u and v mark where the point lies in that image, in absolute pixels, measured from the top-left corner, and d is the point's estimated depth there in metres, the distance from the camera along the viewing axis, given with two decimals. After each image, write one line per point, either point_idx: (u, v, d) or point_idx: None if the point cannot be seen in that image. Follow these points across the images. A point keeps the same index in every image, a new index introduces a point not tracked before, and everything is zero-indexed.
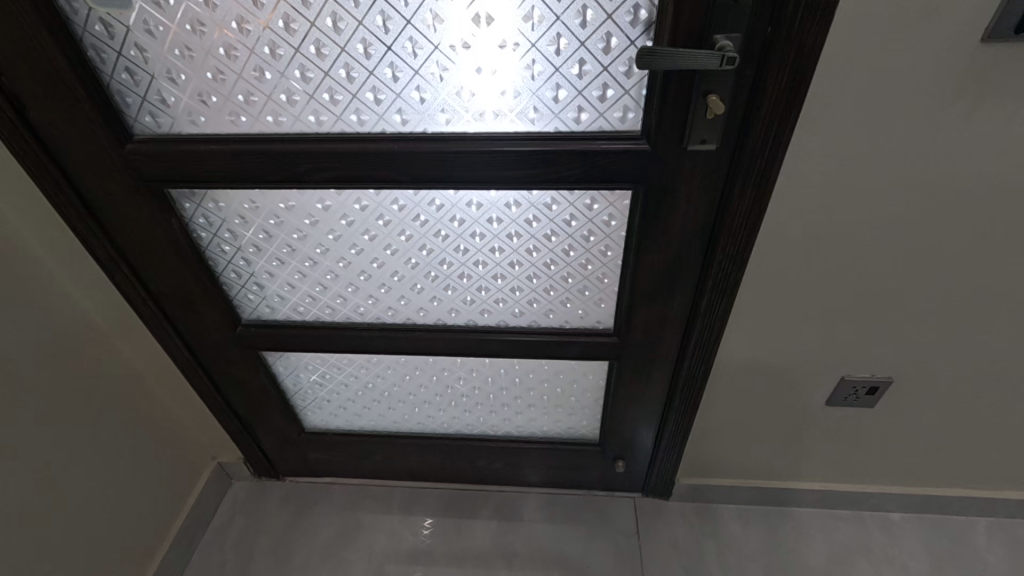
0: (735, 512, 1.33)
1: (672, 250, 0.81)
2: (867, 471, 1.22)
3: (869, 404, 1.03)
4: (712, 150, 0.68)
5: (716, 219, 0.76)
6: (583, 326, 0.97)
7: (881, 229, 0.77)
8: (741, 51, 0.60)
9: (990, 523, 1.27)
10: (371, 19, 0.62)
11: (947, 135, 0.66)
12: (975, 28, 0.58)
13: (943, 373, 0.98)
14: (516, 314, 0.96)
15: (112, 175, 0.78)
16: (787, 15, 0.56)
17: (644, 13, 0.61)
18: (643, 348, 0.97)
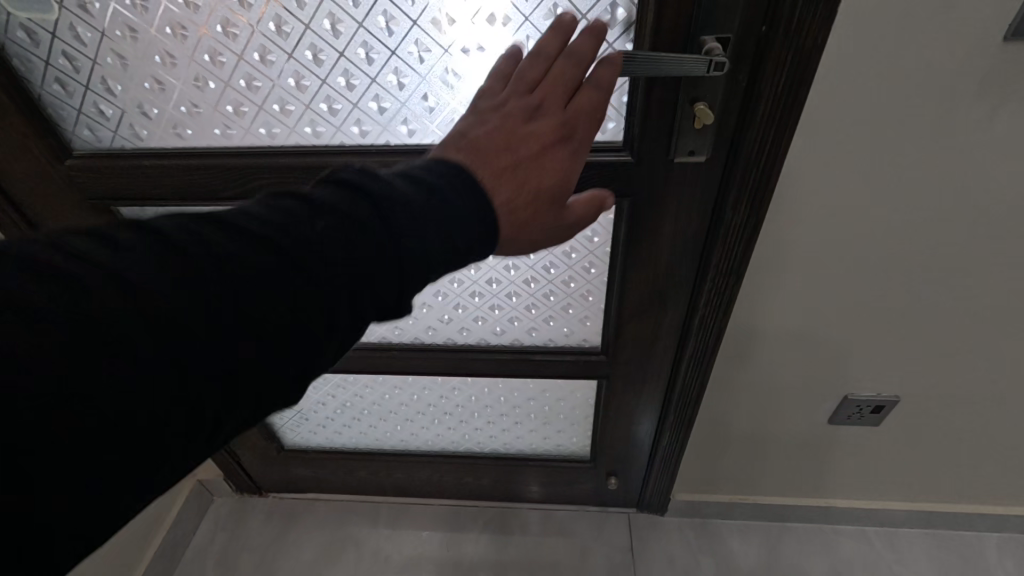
0: (735, 527, 1.27)
1: (661, 268, 0.75)
2: (873, 487, 1.17)
3: (874, 422, 0.98)
4: (702, 161, 0.62)
5: (707, 236, 0.70)
6: (567, 344, 0.91)
7: (888, 240, 0.71)
8: (733, 53, 0.54)
9: (1001, 538, 1.21)
10: (319, 22, 0.56)
11: (961, 142, 0.60)
12: (998, 25, 0.51)
13: (954, 389, 0.92)
14: (497, 332, 0.91)
15: (53, 194, 0.71)
16: (784, 10, 0.49)
17: (621, 12, 0.55)
18: (633, 368, 0.91)
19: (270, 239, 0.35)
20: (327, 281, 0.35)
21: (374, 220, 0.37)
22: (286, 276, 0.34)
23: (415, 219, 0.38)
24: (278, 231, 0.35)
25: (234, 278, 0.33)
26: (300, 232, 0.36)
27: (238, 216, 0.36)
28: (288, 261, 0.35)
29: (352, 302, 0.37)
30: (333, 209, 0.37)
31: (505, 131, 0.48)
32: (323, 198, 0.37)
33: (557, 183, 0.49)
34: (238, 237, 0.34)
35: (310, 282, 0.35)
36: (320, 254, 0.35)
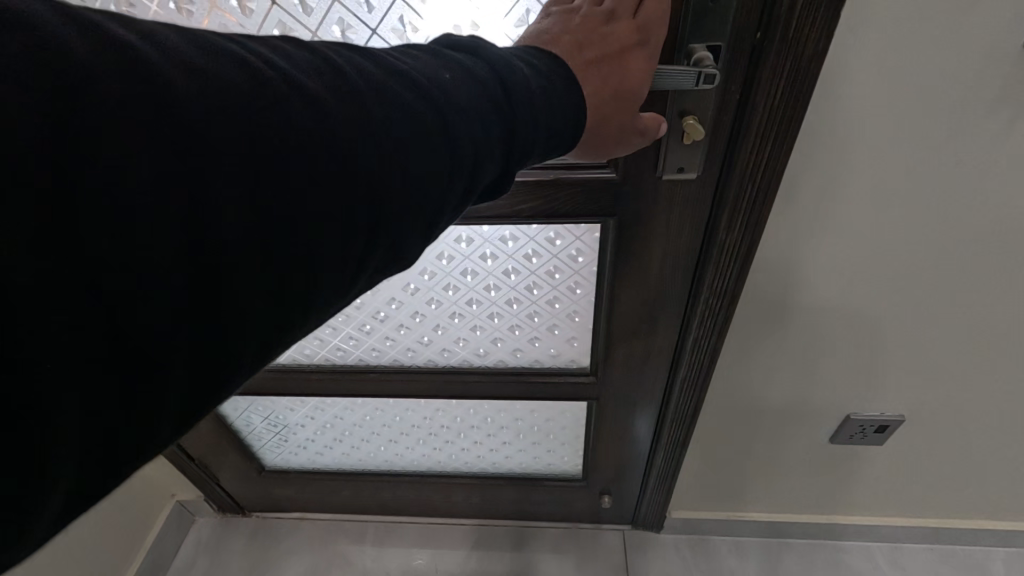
0: (733, 544, 1.23)
1: (651, 289, 0.70)
2: (876, 502, 1.13)
3: (879, 441, 0.95)
4: (693, 178, 0.57)
5: (701, 255, 0.65)
6: (554, 365, 0.86)
7: (891, 253, 0.67)
8: (726, 63, 0.49)
9: (1009, 553, 1.18)
10: (268, 32, 0.53)
11: (967, 151, 0.57)
12: (1006, 29, 0.48)
13: (958, 401, 0.89)
14: (480, 353, 0.86)
15: None
16: (778, 17, 0.45)
17: None
18: (625, 389, 0.86)
19: (368, 109, 0.30)
20: (417, 176, 0.32)
21: (468, 118, 0.34)
22: (380, 161, 0.30)
23: (511, 123, 0.37)
24: (377, 103, 0.31)
25: (330, 145, 0.28)
26: (394, 108, 0.31)
27: (324, 66, 0.30)
28: (383, 143, 0.30)
29: (430, 207, 0.34)
30: (428, 91, 0.33)
31: (583, 32, 0.46)
32: (415, 77, 0.34)
33: (640, 77, 0.46)
34: (331, 92, 0.29)
35: (403, 172, 0.31)
36: (418, 142, 0.32)
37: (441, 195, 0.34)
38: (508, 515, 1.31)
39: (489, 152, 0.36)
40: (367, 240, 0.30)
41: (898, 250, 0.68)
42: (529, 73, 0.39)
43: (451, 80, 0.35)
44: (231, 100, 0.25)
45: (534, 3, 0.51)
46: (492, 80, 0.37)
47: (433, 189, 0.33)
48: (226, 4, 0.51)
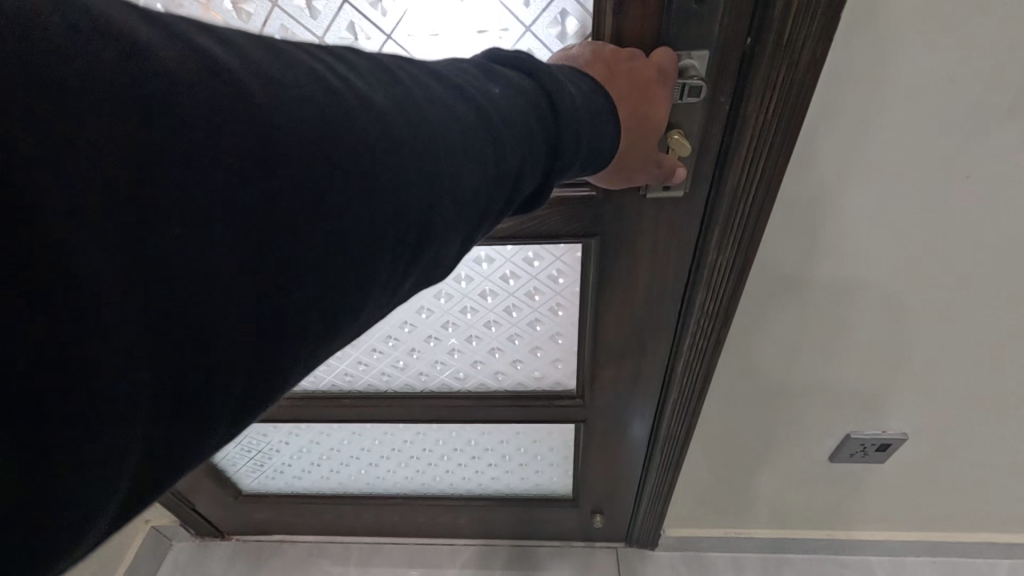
0: (731, 562, 1.19)
1: (638, 311, 0.65)
2: (875, 516, 1.09)
3: (880, 459, 0.94)
4: (680, 195, 0.52)
5: (691, 274, 0.60)
6: (538, 388, 0.81)
7: (882, 254, 0.66)
8: (713, 73, 0.44)
9: (1012, 564, 1.14)
10: None
11: (953, 148, 0.56)
12: (986, 19, 0.47)
13: (956, 408, 0.86)
14: (460, 376, 0.82)
15: None
16: (769, 21, 0.40)
17: (572, 22, 0.46)
18: (615, 414, 0.81)
19: (429, 131, 0.27)
20: (462, 209, 0.30)
21: (519, 143, 0.32)
22: (435, 189, 0.27)
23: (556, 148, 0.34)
24: (432, 124, 0.28)
25: (385, 175, 0.25)
26: (448, 130, 0.28)
27: (376, 81, 0.27)
28: (437, 171, 0.28)
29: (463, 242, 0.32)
30: (483, 110, 0.30)
31: (614, 60, 0.41)
32: (466, 92, 0.31)
33: (652, 127, 0.44)
34: (389, 109, 0.26)
35: (451, 204, 0.29)
36: (471, 168, 0.29)
37: (477, 230, 0.32)
38: (498, 535, 1.26)
39: (527, 182, 0.34)
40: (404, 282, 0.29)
41: (894, 253, 0.65)
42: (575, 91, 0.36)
43: (501, 96, 0.32)
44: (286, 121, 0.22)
45: (499, 6, 0.46)
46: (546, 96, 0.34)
47: (474, 221, 0.31)
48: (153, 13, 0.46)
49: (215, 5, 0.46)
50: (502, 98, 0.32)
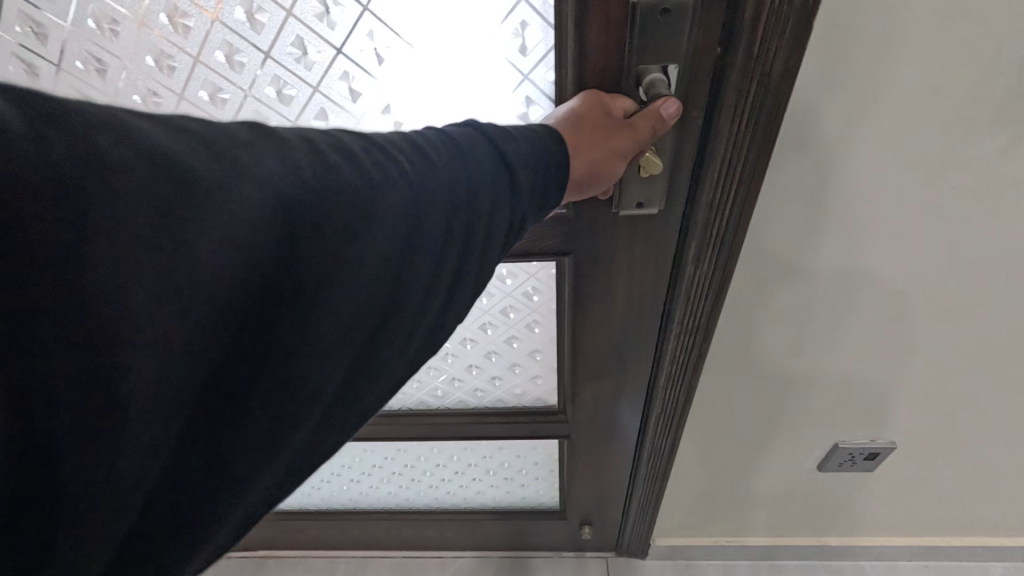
0: (721, 567, 1.18)
1: (618, 331, 0.62)
2: (866, 521, 1.09)
3: (870, 467, 0.94)
4: (656, 212, 0.50)
5: (670, 290, 0.57)
6: (519, 405, 0.78)
7: (862, 261, 0.65)
8: (683, 87, 0.44)
9: (1006, 567, 1.13)
10: (211, 55, 0.56)
11: (928, 155, 0.55)
12: (952, 27, 0.46)
13: (945, 414, 0.85)
14: (438, 394, 0.80)
15: None
16: (737, 34, 0.40)
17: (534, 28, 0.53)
18: (599, 433, 0.78)
19: (414, 194, 0.31)
20: (432, 269, 0.32)
21: (490, 202, 0.34)
22: (412, 249, 0.31)
23: (523, 207, 0.36)
24: (404, 193, 0.30)
25: (355, 243, 0.28)
26: (418, 195, 0.31)
27: (360, 152, 0.30)
28: (407, 233, 0.30)
29: (444, 296, 0.34)
30: (454, 173, 0.33)
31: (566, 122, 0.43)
32: (443, 155, 0.33)
33: (611, 122, 0.43)
34: (362, 179, 0.29)
35: (422, 265, 0.31)
36: (438, 230, 0.32)
37: (454, 286, 0.34)
38: (488, 548, 1.24)
39: (504, 239, 0.36)
40: (383, 336, 0.31)
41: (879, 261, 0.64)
42: (540, 135, 0.39)
43: (482, 159, 0.35)
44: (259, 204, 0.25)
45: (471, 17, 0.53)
46: (518, 154, 0.36)
47: (449, 277, 0.33)
48: (162, 25, 0.54)
49: (226, 16, 0.54)
50: (483, 158, 0.35)
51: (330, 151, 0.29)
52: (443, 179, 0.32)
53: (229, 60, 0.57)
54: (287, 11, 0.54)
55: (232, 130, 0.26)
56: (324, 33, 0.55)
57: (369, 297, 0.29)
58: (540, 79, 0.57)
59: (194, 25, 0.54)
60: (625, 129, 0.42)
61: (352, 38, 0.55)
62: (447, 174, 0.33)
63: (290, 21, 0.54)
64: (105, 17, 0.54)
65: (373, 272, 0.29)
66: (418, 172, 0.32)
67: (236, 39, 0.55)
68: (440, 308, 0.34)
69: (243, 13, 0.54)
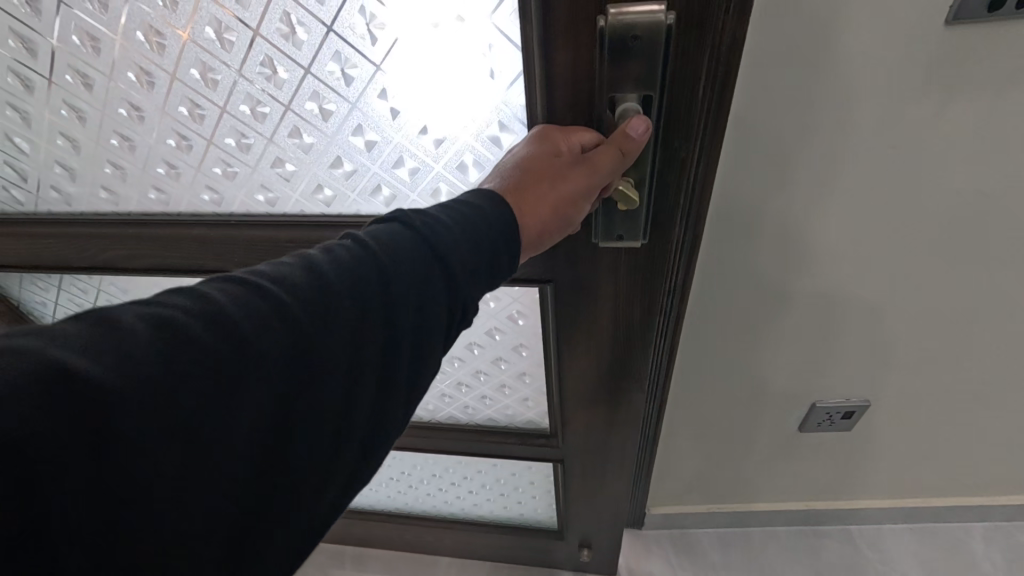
0: (715, 535, 1.30)
1: (604, 359, 0.59)
2: (846, 484, 1.18)
3: (846, 424, 1.02)
4: (636, 245, 0.48)
5: (651, 319, 0.54)
6: (510, 426, 0.76)
7: (822, 227, 0.71)
8: (657, 117, 0.43)
9: (987, 527, 1.20)
10: (187, 75, 0.61)
11: (875, 129, 0.61)
12: (884, 8, 0.53)
13: (914, 372, 0.92)
14: (429, 408, 0.79)
15: (45, 245, 0.83)
16: (709, 56, 0.41)
17: (500, 51, 0.52)
18: (588, 463, 0.75)
19: (303, 333, 0.30)
20: (347, 379, 0.31)
21: (409, 293, 0.34)
22: (303, 392, 0.30)
23: (455, 285, 0.35)
24: (292, 319, 0.30)
25: (230, 404, 0.27)
26: (314, 314, 0.30)
27: (219, 295, 0.29)
28: (299, 368, 0.30)
29: (375, 392, 0.33)
30: (358, 278, 0.32)
31: (516, 172, 0.40)
32: (341, 267, 0.33)
33: (562, 164, 0.40)
34: (230, 330, 0.28)
35: (334, 383, 0.31)
36: (346, 346, 0.31)
37: (388, 380, 0.33)
38: (488, 556, 1.19)
39: (440, 320, 0.35)
40: (308, 459, 0.30)
41: (829, 227, 0.71)
42: (468, 217, 0.37)
43: (390, 254, 0.34)
44: (85, 415, 0.24)
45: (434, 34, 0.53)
46: (434, 240, 0.35)
47: (375, 388, 0.33)
48: (140, 46, 0.60)
49: (196, 36, 0.58)
50: (394, 266, 0.34)
51: (176, 319, 0.27)
52: (341, 306, 0.31)
53: (204, 77, 0.61)
54: (254, 32, 0.56)
55: (44, 331, 0.25)
56: (291, 52, 0.57)
57: (268, 433, 0.29)
58: (513, 103, 0.56)
59: (168, 43, 0.59)
60: (575, 177, 0.40)
61: (318, 59, 0.57)
62: (347, 299, 0.32)
63: (257, 40, 0.57)
64: (87, 35, 0.61)
65: (256, 430, 0.28)
66: (309, 307, 0.30)
67: (209, 58, 0.59)
68: (378, 408, 0.33)
69: (212, 32, 0.57)
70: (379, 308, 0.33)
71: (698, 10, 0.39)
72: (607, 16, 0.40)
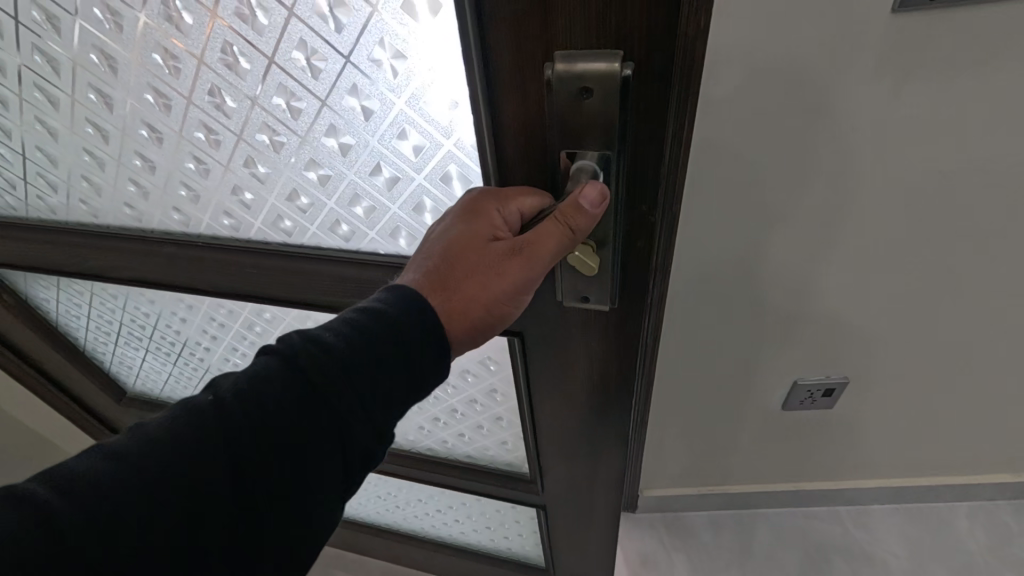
0: (707, 519, 1.31)
1: (577, 412, 0.56)
2: (833, 466, 1.20)
3: (828, 402, 1.03)
4: (605, 308, 0.46)
5: (625, 379, 0.51)
6: (489, 465, 0.74)
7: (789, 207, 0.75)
8: (616, 176, 0.40)
9: (971, 507, 1.23)
10: (140, 97, 0.60)
11: (830, 116, 0.66)
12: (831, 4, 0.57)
13: (891, 355, 0.95)
14: (408, 438, 0.78)
15: (37, 250, 0.82)
16: (667, 110, 0.37)
17: (439, 99, 0.50)
18: (568, 506, 0.72)
19: (111, 499, 0.32)
20: (189, 516, 0.33)
21: (268, 419, 0.36)
22: (118, 551, 0.31)
23: (317, 382, 0.37)
24: (68, 517, 0.30)
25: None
26: (141, 469, 0.33)
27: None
28: (120, 526, 0.32)
29: (235, 516, 0.35)
30: (198, 424, 0.35)
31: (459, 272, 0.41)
32: (183, 420, 0.35)
33: (499, 256, 0.41)
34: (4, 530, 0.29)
35: (164, 529, 0.33)
36: (177, 491, 0.33)
37: (248, 487, 0.35)
38: None
39: (298, 415, 0.36)
40: None
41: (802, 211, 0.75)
42: (344, 340, 0.38)
43: (217, 393, 0.37)
44: None
45: (382, 77, 0.51)
46: (268, 365, 0.38)
47: (228, 516, 0.35)
48: (96, 67, 0.59)
49: (148, 63, 0.57)
50: (239, 405, 0.36)
51: None
52: (166, 458, 0.34)
53: (158, 101, 0.60)
54: (197, 60, 0.55)
55: None
56: (236, 82, 0.55)
57: None
58: (463, 151, 0.53)
59: (120, 67, 0.58)
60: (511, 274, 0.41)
61: (264, 92, 0.55)
62: (175, 450, 0.34)
63: (203, 68, 0.55)
64: (46, 54, 0.60)
65: None
66: (115, 473, 0.32)
67: (160, 84, 0.58)
68: (249, 525, 0.36)
69: (159, 59, 0.56)
70: (225, 446, 0.35)
71: (656, 63, 0.36)
72: (553, 65, 0.37)
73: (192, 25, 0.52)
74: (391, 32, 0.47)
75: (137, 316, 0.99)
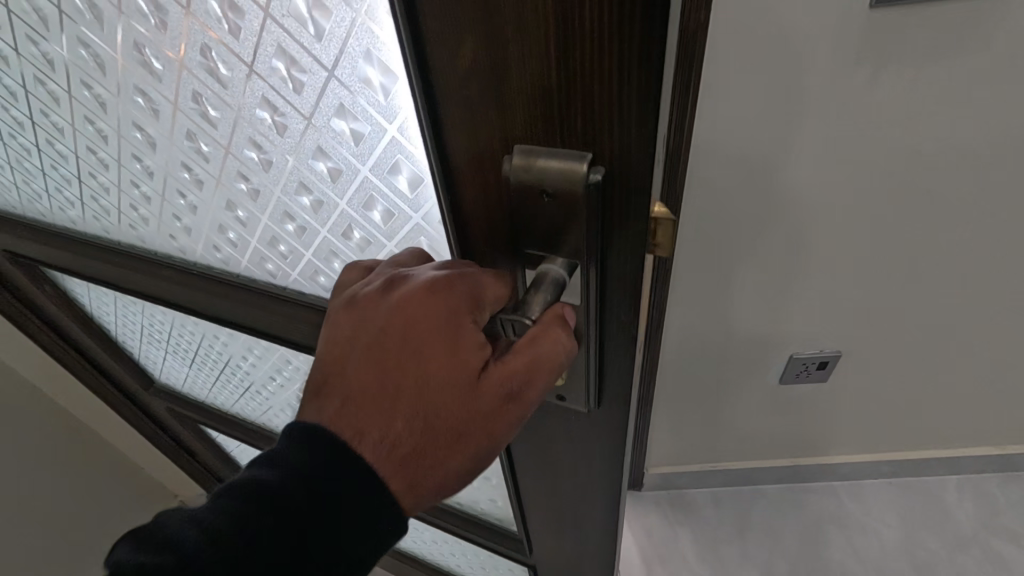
0: (710, 496, 1.34)
1: (560, 479, 0.57)
2: (827, 440, 1.24)
3: (822, 376, 1.09)
4: (575, 407, 0.46)
5: (604, 456, 0.51)
6: (484, 510, 0.75)
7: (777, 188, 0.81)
8: (584, 277, 0.37)
9: (960, 480, 1.28)
10: (128, 132, 0.60)
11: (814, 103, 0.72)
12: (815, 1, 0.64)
13: (877, 328, 1.01)
14: None
15: (56, 250, 0.80)
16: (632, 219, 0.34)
17: (399, 175, 0.48)
18: (559, 561, 0.71)
19: None
20: None
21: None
22: None
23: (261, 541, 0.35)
24: None
25: None
26: None
27: None
28: None
29: None
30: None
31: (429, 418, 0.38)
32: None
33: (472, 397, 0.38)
34: None
35: None
36: None
37: None
38: None
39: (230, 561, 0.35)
40: None
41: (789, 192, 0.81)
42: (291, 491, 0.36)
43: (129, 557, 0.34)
44: None
45: (339, 157, 0.49)
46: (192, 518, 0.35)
47: None
48: (86, 100, 0.59)
49: (130, 102, 0.56)
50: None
51: None
52: None
53: (143, 137, 0.59)
54: (173, 105, 0.53)
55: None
56: (210, 130, 0.54)
57: None
58: (428, 222, 0.50)
59: (106, 101, 0.57)
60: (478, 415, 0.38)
61: (234, 141, 0.53)
62: None
63: (178, 113, 0.54)
64: (43, 83, 0.60)
65: None
66: None
67: (143, 122, 0.57)
68: None
69: (142, 101, 0.55)
70: None
71: (629, 174, 0.32)
72: (513, 158, 0.34)
73: (162, 70, 0.50)
74: (345, 106, 0.45)
75: (156, 323, 0.95)
